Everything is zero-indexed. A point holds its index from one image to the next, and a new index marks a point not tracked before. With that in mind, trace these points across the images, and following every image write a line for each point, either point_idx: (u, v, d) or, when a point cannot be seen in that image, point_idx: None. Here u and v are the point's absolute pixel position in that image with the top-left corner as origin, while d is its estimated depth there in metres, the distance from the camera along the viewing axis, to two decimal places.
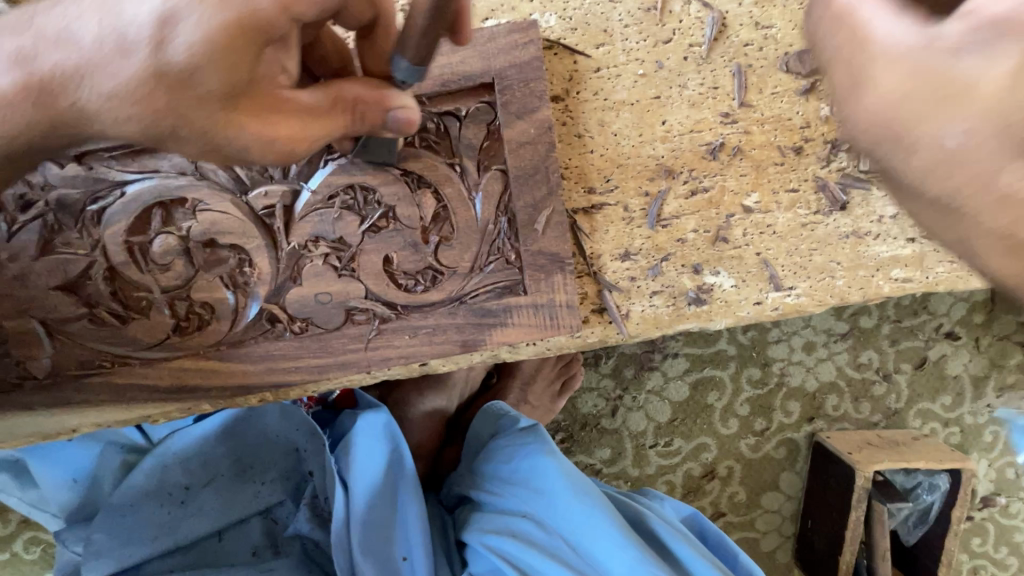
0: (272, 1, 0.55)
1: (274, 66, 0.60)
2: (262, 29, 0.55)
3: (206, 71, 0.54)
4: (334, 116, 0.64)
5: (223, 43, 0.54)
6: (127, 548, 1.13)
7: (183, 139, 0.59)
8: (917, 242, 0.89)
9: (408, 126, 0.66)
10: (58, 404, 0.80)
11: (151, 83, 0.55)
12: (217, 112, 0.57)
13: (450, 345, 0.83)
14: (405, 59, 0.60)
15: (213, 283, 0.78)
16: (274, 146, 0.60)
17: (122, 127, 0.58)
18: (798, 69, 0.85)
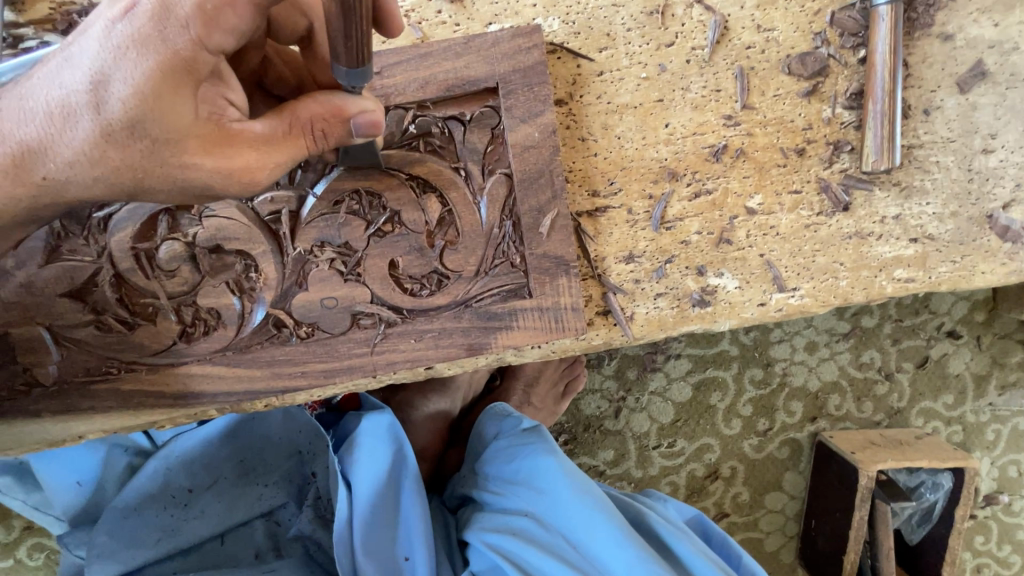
0: (186, 39, 0.56)
1: (217, 99, 0.61)
2: (190, 69, 0.57)
3: (149, 122, 0.58)
4: (291, 138, 0.64)
5: (155, 90, 0.57)
6: (132, 551, 1.13)
7: (151, 188, 0.63)
8: (919, 242, 0.90)
9: (373, 131, 0.65)
10: (64, 411, 0.80)
11: (104, 142, 0.59)
12: (172, 157, 0.60)
13: (456, 348, 0.83)
14: (341, 66, 0.58)
15: (219, 289, 0.78)
16: (233, 178, 0.62)
17: (92, 187, 0.63)
18: (800, 71, 0.86)
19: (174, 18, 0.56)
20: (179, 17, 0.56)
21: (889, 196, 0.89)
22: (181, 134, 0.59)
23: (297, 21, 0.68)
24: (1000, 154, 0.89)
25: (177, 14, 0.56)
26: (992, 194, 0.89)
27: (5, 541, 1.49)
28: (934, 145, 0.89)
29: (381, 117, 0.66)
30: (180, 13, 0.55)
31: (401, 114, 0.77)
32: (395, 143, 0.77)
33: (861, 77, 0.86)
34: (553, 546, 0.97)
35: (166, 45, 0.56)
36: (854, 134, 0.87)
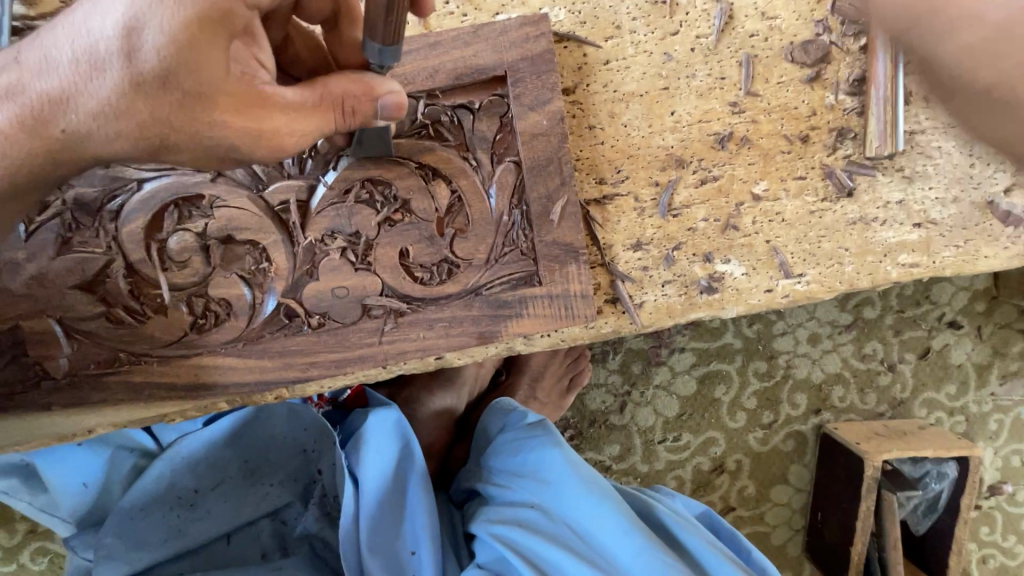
0: None
1: (249, 59, 0.63)
2: (226, 21, 0.59)
3: (182, 74, 0.58)
4: (321, 108, 0.64)
5: (189, 38, 0.57)
6: (138, 551, 1.13)
7: (175, 146, 0.63)
8: (922, 228, 0.91)
9: (399, 110, 0.67)
10: (73, 404, 0.80)
11: (133, 93, 0.59)
12: (202, 113, 0.60)
13: (466, 337, 0.83)
14: (375, 43, 0.60)
15: (230, 280, 0.79)
16: (262, 140, 0.63)
17: (115, 142, 0.62)
18: (803, 59, 0.87)
19: None
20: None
21: (892, 181, 0.90)
22: (213, 88, 0.59)
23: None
24: None
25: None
26: (992, 179, 0.91)
27: (8, 545, 1.48)
28: (935, 131, 0.90)
29: (404, 97, 0.68)
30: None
31: (411, 103, 0.77)
32: (405, 132, 0.78)
33: (862, 64, 0.87)
34: (560, 536, 0.96)
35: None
36: (856, 120, 0.89)
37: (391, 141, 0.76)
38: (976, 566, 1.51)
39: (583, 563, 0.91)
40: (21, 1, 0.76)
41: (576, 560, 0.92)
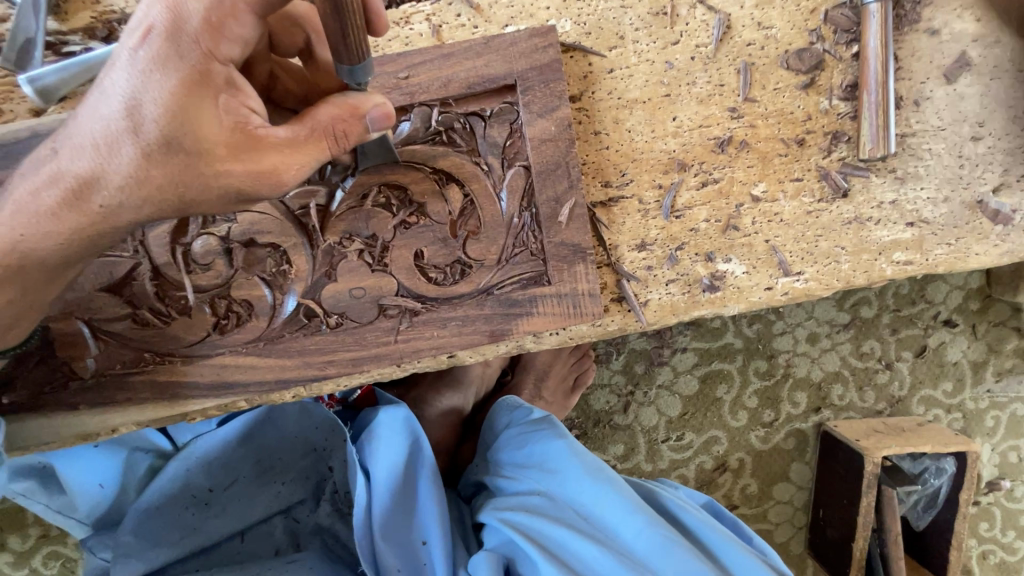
0: (199, 51, 0.61)
1: (239, 108, 0.63)
2: (208, 81, 0.61)
3: (182, 138, 0.61)
4: (314, 139, 0.66)
5: (181, 104, 0.60)
6: (155, 549, 1.15)
7: (190, 202, 0.66)
8: (915, 227, 0.95)
9: (387, 122, 0.67)
10: (100, 403, 0.83)
11: (146, 163, 0.63)
12: (206, 166, 0.63)
13: (479, 335, 0.86)
14: (343, 65, 0.62)
15: (252, 281, 0.82)
16: (265, 179, 0.64)
17: (141, 210, 0.66)
18: (798, 66, 0.91)
19: (184, 34, 0.60)
20: (189, 33, 0.60)
21: (886, 182, 0.94)
22: (212, 144, 0.62)
23: (294, 34, 0.74)
24: (988, 141, 0.94)
25: (188, 31, 0.60)
26: (981, 179, 0.95)
27: (20, 549, 1.48)
28: (925, 134, 0.94)
29: (391, 110, 0.69)
30: (192, 31, 0.60)
31: (426, 111, 0.81)
32: (420, 139, 0.81)
33: (855, 70, 0.91)
34: (568, 519, 0.98)
35: (184, 62, 0.60)
36: (850, 124, 0.92)
37: (395, 148, 0.79)
38: (976, 562, 1.54)
39: (592, 543, 0.93)
40: (54, 16, 0.80)
41: (585, 540, 0.94)
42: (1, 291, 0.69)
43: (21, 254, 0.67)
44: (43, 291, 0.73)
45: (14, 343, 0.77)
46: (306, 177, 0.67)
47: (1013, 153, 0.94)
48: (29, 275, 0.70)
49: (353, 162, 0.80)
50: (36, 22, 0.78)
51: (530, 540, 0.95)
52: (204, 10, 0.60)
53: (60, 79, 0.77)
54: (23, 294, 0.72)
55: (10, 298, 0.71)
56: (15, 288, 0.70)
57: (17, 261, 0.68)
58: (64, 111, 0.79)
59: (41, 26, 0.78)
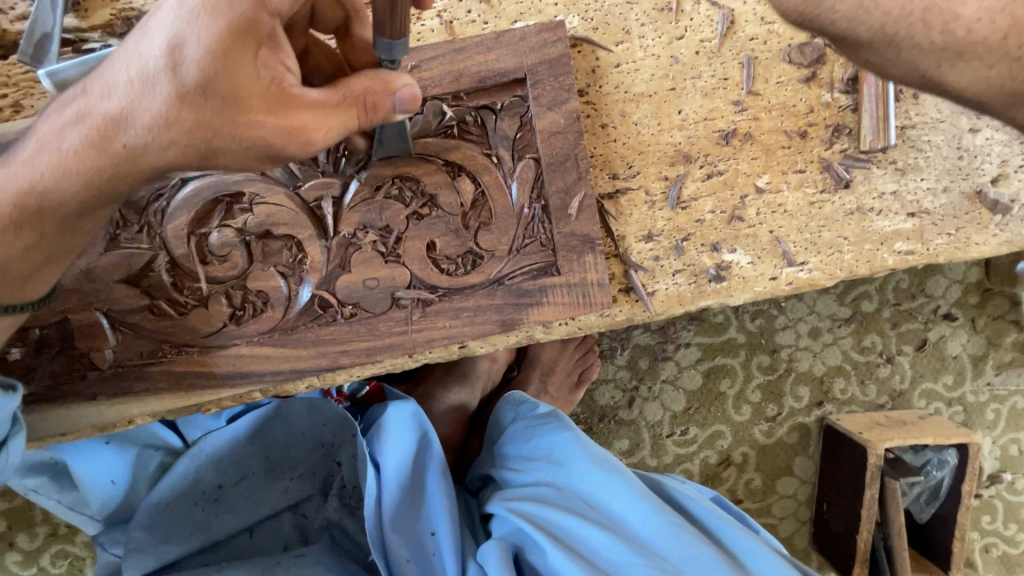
0: (250, 1, 0.62)
1: (277, 65, 0.65)
2: (252, 30, 0.62)
3: (219, 81, 0.61)
4: (345, 107, 0.68)
5: (223, 47, 0.60)
6: (165, 544, 1.16)
7: (218, 151, 0.65)
8: (915, 218, 0.97)
9: (413, 104, 0.70)
10: (118, 393, 0.84)
11: (178, 105, 0.62)
12: (239, 115, 0.63)
13: (490, 325, 0.88)
14: (384, 39, 0.64)
15: (268, 273, 0.83)
16: (296, 137, 0.65)
17: (167, 153, 0.65)
18: (799, 60, 0.93)
19: None
20: None
21: (886, 174, 0.96)
22: (247, 91, 0.62)
23: (334, 11, 0.75)
24: (985, 133, 0.96)
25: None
26: (980, 170, 0.97)
27: (28, 548, 1.47)
28: (924, 126, 0.96)
29: (418, 94, 0.71)
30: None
31: (437, 104, 0.82)
32: (432, 131, 0.83)
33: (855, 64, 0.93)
34: (575, 507, 1.00)
35: (230, 8, 0.61)
36: (851, 116, 0.95)
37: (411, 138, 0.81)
38: (979, 555, 1.55)
39: (600, 530, 0.95)
40: (74, 13, 0.82)
41: (593, 526, 0.95)
42: (23, 231, 0.68)
43: (44, 190, 0.66)
44: (62, 241, 0.72)
45: (39, 295, 0.77)
46: (333, 143, 0.68)
47: (1010, 145, 0.96)
48: (48, 215, 0.68)
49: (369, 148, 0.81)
50: (54, 18, 0.80)
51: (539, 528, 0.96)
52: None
53: (79, 72, 0.78)
54: (41, 240, 0.70)
55: (29, 240, 0.69)
56: (35, 229, 0.68)
57: (40, 197, 0.66)
58: None
59: (57, 21, 0.79)
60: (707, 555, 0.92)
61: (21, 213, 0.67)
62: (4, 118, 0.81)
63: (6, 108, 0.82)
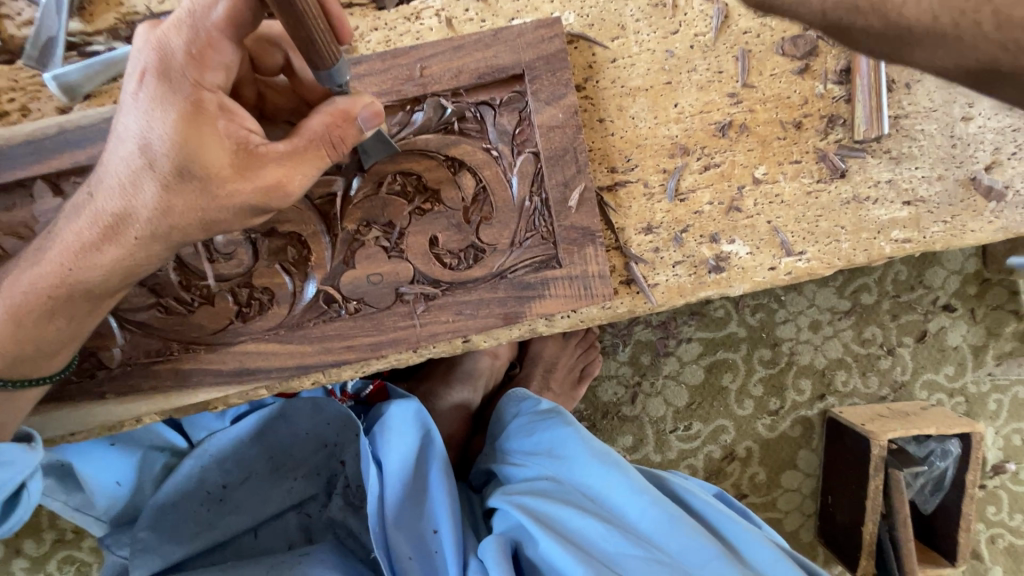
0: (188, 84, 0.65)
1: (238, 130, 0.67)
2: (202, 109, 0.65)
3: (192, 166, 0.65)
4: (312, 149, 0.69)
5: (183, 135, 0.64)
6: (170, 545, 1.16)
7: (213, 224, 0.69)
8: (911, 206, 0.98)
9: (377, 121, 0.70)
10: (126, 391, 0.85)
11: (167, 195, 0.67)
12: (218, 189, 0.66)
13: (493, 318, 0.89)
14: (321, 72, 0.65)
15: (273, 269, 0.84)
16: (276, 194, 0.68)
17: (172, 236, 0.70)
18: (793, 52, 0.94)
19: (173, 71, 0.65)
20: (177, 69, 0.65)
21: (881, 163, 0.97)
22: (217, 167, 0.65)
23: (273, 54, 0.76)
24: (978, 121, 0.98)
25: (176, 66, 0.65)
26: (974, 158, 0.98)
27: (35, 555, 1.47)
28: (917, 115, 0.97)
29: (380, 108, 0.71)
30: (179, 67, 0.65)
31: (438, 101, 0.84)
32: (432, 128, 0.84)
33: (848, 56, 0.95)
34: (574, 500, 1.00)
35: (177, 96, 0.64)
36: (845, 107, 0.96)
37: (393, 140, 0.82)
38: (985, 546, 1.55)
39: (598, 522, 0.96)
40: (78, 17, 0.84)
41: (591, 518, 0.96)
42: (51, 320, 0.74)
43: (69, 285, 0.72)
44: (86, 321, 0.77)
45: (59, 368, 0.80)
46: (311, 185, 0.70)
47: (1003, 132, 0.98)
48: (73, 305, 0.74)
49: (357, 161, 0.83)
50: (59, 22, 0.81)
51: (538, 520, 0.97)
52: (185, 45, 0.64)
53: (84, 75, 0.81)
54: (70, 324, 0.75)
55: (59, 325, 0.75)
56: (65, 316, 0.74)
57: (65, 291, 0.72)
58: (87, 107, 0.83)
59: (62, 24, 0.81)
60: (703, 546, 0.92)
61: (52, 308, 0.73)
62: (12, 121, 0.83)
63: (13, 112, 0.83)
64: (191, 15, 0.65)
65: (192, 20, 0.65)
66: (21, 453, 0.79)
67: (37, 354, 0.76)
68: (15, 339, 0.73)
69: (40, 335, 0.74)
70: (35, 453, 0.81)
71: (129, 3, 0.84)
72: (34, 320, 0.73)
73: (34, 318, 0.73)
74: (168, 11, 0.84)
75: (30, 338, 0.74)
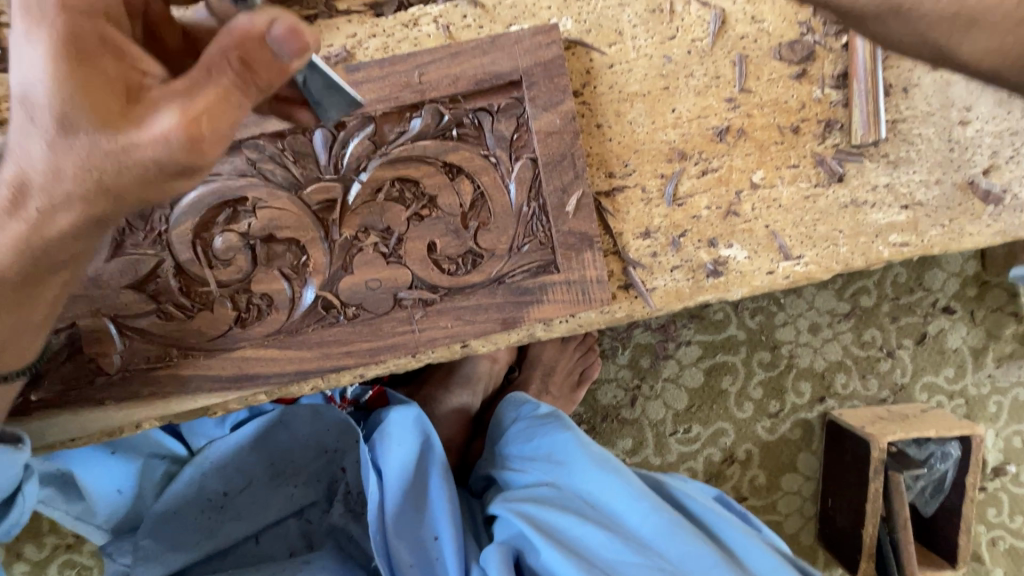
0: (61, 18, 0.58)
1: (124, 69, 0.59)
2: (85, 50, 0.59)
3: (70, 112, 0.57)
4: (215, 81, 0.57)
5: (58, 75, 0.57)
6: (173, 552, 1.17)
7: (108, 181, 0.60)
8: (909, 209, 0.98)
9: (297, 39, 0.56)
10: (127, 399, 0.86)
11: (51, 150, 0.59)
12: (106, 137, 0.57)
13: (491, 323, 0.89)
14: None
15: (272, 275, 0.85)
16: (172, 141, 0.57)
17: (74, 205, 0.63)
18: (790, 57, 0.95)
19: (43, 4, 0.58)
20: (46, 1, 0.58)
21: (879, 166, 0.97)
22: (100, 112, 0.57)
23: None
24: (976, 125, 0.98)
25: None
26: (972, 161, 0.98)
27: (36, 559, 1.47)
28: (915, 119, 0.97)
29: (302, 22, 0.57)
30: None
31: (436, 107, 0.84)
32: (430, 134, 0.85)
33: (845, 60, 0.95)
34: (574, 507, 1.01)
35: (46, 31, 0.58)
36: (842, 112, 0.96)
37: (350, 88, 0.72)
38: (986, 548, 1.55)
39: (598, 529, 0.96)
40: None
41: (591, 525, 0.96)
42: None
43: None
44: (32, 312, 0.73)
45: (25, 363, 0.78)
46: (218, 123, 0.58)
47: (1001, 136, 0.98)
48: (1, 293, 0.69)
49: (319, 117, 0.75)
50: None
51: (538, 528, 0.97)
52: None
53: None
54: (5, 313, 0.71)
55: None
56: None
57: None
58: None
59: None
60: (704, 553, 0.92)
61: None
62: None
63: None
64: None
65: None
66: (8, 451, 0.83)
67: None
68: None
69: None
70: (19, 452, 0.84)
71: None
72: None
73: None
74: None
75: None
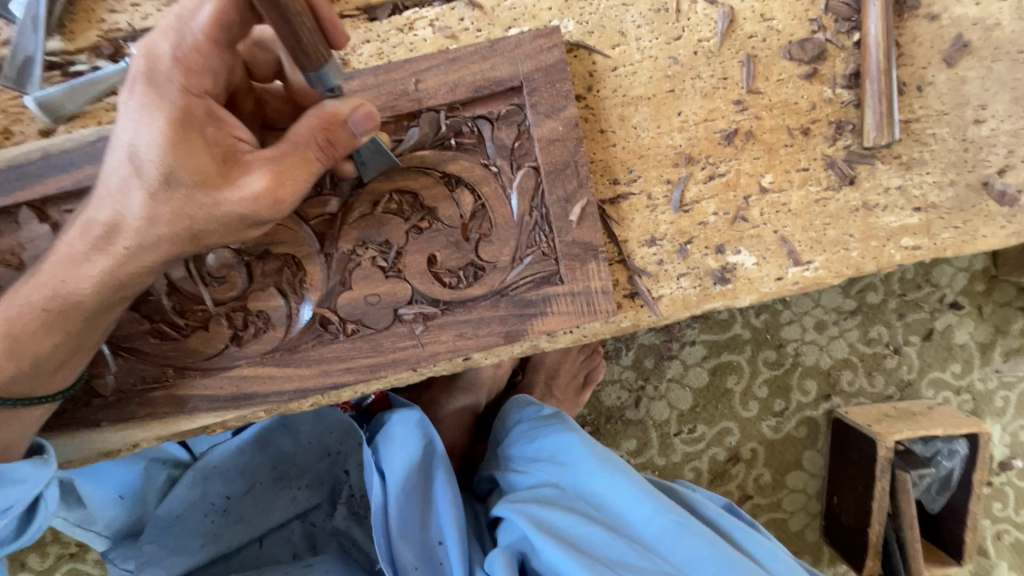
0: (175, 90, 0.64)
1: (225, 139, 0.66)
2: (192, 116, 0.65)
3: (177, 173, 0.64)
4: (299, 153, 0.66)
5: (171, 141, 0.63)
6: (176, 557, 1.12)
7: (200, 234, 0.67)
8: (922, 212, 0.95)
9: (369, 122, 0.66)
10: (123, 419, 0.84)
11: (154, 203, 0.65)
12: (206, 197, 0.65)
13: (495, 336, 0.86)
14: (309, 72, 0.62)
15: (268, 292, 0.82)
16: (263, 200, 0.65)
17: (159, 248, 0.68)
18: (801, 56, 0.91)
19: (161, 78, 0.64)
20: (163, 75, 0.64)
21: (891, 168, 0.94)
22: (204, 174, 0.64)
23: (264, 60, 0.75)
24: (991, 123, 0.95)
25: (161, 70, 0.64)
26: (986, 161, 0.95)
27: (40, 569, 1.46)
28: (929, 119, 0.94)
29: (372, 108, 0.67)
30: (166, 71, 0.64)
31: (433, 116, 0.81)
32: (428, 144, 0.82)
33: (857, 58, 0.92)
34: (579, 509, 0.98)
35: (164, 101, 0.64)
36: (854, 112, 0.93)
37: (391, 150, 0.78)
38: (991, 542, 1.54)
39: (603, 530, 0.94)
40: (59, 35, 0.82)
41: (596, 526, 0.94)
42: (48, 335, 0.72)
43: (62, 298, 0.71)
44: (84, 335, 0.74)
45: (62, 387, 0.78)
46: (302, 190, 0.67)
47: (1017, 134, 0.94)
48: (65, 322, 0.72)
49: (355, 175, 0.80)
50: (35, 41, 0.78)
51: (540, 527, 0.94)
52: (171, 50, 0.64)
53: (66, 95, 0.79)
54: (66, 340, 0.73)
55: (57, 340, 0.73)
56: (60, 331, 0.72)
57: (59, 305, 0.71)
58: (70, 129, 0.80)
59: (40, 43, 0.78)
60: (711, 553, 0.90)
61: (46, 323, 0.71)
62: None
63: None
64: (177, 21, 0.65)
65: (179, 25, 0.65)
66: (35, 469, 0.77)
67: (30, 372, 0.73)
68: (11, 357, 0.72)
69: (34, 351, 0.72)
70: (46, 468, 0.78)
71: (111, 19, 0.82)
72: (29, 338, 0.71)
73: (28, 332, 0.71)
74: (150, 27, 0.83)
75: (22, 355, 0.72)
